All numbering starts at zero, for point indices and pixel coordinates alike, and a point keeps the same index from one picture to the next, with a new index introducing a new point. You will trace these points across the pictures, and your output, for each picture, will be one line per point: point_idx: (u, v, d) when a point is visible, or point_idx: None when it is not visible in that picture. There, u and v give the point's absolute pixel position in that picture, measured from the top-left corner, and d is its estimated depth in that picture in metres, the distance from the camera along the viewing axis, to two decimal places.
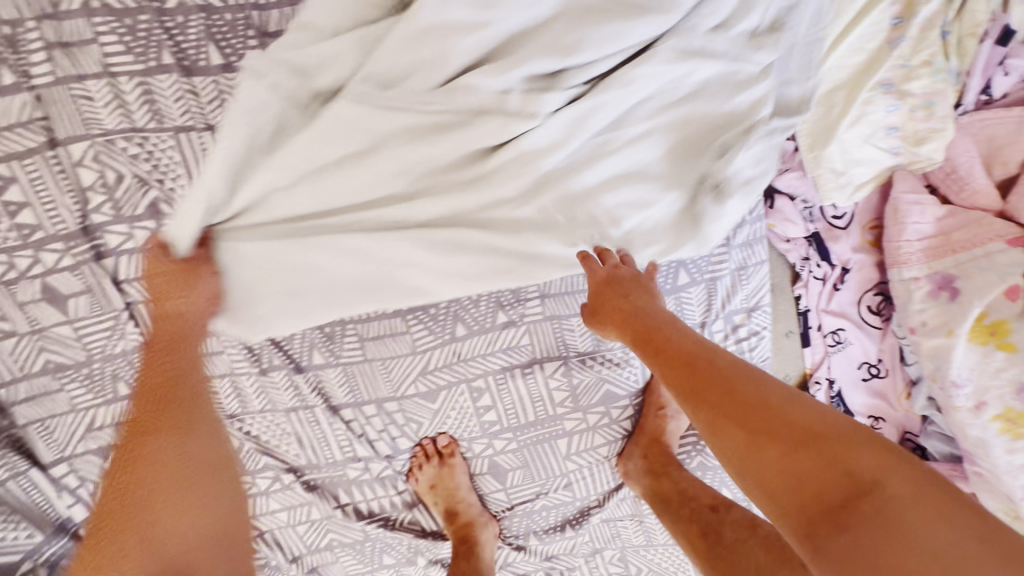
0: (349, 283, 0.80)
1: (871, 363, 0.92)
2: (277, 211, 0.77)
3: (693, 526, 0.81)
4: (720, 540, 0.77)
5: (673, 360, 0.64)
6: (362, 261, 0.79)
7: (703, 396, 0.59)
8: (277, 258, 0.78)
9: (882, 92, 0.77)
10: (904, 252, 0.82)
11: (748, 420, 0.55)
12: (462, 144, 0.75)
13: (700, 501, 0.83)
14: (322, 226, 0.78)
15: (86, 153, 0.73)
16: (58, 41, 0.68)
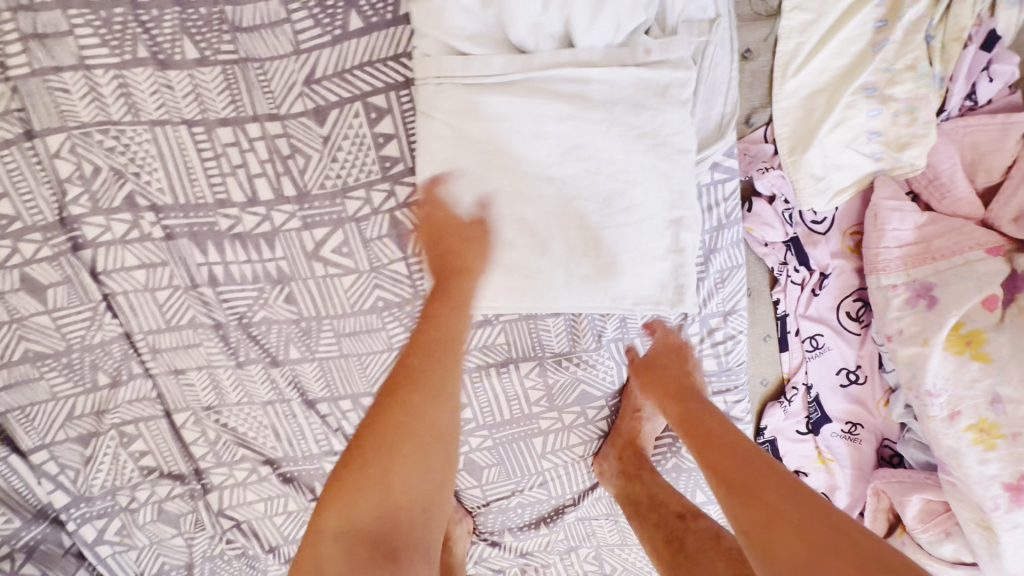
0: (520, 189, 0.72)
1: (849, 370, 0.92)
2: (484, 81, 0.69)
3: (658, 532, 0.82)
4: (683, 547, 0.78)
5: (730, 450, 0.67)
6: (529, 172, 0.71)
7: (759, 495, 0.61)
8: (472, 142, 0.71)
9: (865, 97, 0.76)
10: (883, 259, 0.81)
11: (799, 523, 0.57)
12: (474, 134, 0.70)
13: (669, 508, 0.84)
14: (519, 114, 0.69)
15: (63, 145, 0.73)
16: (33, 33, 0.69)
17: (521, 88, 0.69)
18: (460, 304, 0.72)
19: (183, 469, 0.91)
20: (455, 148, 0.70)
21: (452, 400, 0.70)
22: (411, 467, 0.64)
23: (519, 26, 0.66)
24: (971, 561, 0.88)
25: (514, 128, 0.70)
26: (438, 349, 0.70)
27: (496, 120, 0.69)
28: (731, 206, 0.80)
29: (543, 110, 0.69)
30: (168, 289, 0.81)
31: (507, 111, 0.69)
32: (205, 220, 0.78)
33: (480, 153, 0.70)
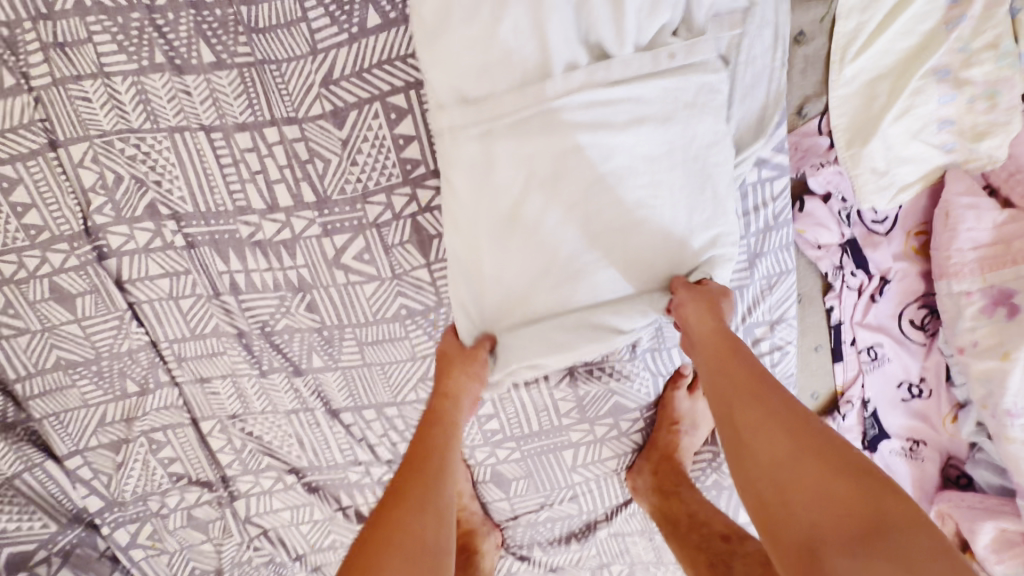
0: (555, 231, 0.65)
1: (912, 383, 0.84)
2: (498, 121, 0.62)
3: (700, 554, 0.76)
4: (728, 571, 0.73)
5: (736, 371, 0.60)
6: (565, 212, 0.65)
7: (761, 397, 0.57)
8: (500, 190, 0.64)
9: (935, 81, 0.68)
10: (954, 262, 0.72)
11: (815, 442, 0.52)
12: (498, 176, 0.64)
13: (711, 528, 0.78)
14: (541, 146, 0.63)
15: (85, 154, 0.73)
16: (53, 41, 0.68)
17: (541, 121, 0.62)
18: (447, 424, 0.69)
19: (211, 476, 0.91)
20: (479, 198, 0.65)
21: (442, 513, 0.61)
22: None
23: (545, 44, 0.60)
24: None
25: (540, 169, 0.64)
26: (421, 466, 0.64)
27: (523, 161, 0.63)
28: (780, 206, 0.72)
29: (568, 142, 0.62)
30: (191, 298, 0.80)
31: (529, 150, 0.63)
32: (226, 228, 0.76)
33: (505, 201, 0.65)
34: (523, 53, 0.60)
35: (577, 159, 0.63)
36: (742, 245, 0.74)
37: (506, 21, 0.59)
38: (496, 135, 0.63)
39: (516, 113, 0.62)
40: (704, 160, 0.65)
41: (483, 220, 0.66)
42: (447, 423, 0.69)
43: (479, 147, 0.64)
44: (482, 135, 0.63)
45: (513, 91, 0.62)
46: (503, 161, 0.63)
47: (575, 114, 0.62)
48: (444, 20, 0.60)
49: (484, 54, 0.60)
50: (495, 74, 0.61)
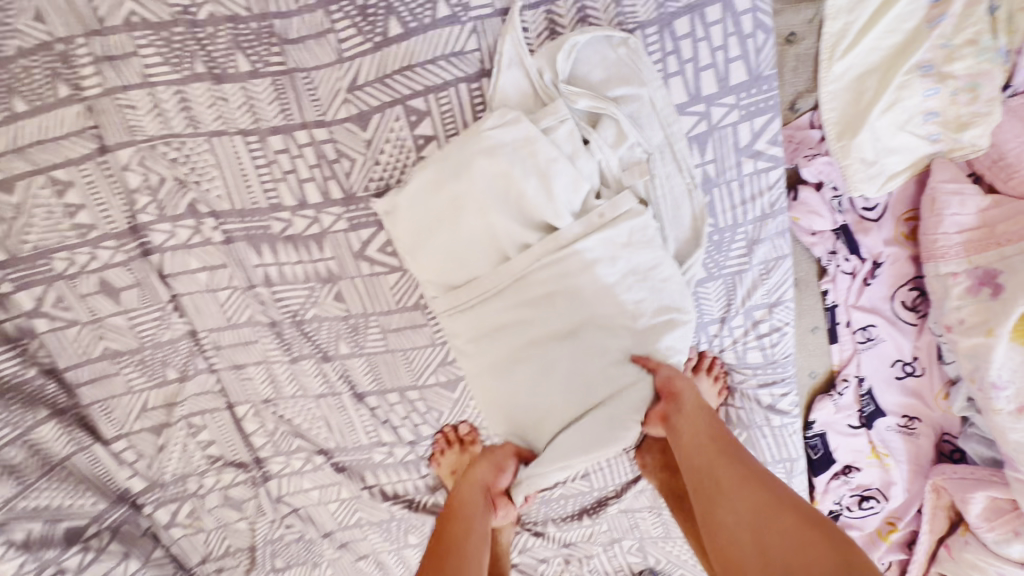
0: (558, 349, 0.76)
1: (906, 362, 0.88)
2: (475, 290, 0.77)
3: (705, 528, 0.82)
4: None
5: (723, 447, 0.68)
6: (557, 333, 0.76)
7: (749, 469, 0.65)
8: (498, 341, 0.78)
9: (920, 76, 0.72)
10: (941, 245, 0.77)
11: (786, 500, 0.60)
12: (491, 325, 0.79)
13: None
14: (512, 293, 0.76)
15: (131, 158, 0.79)
16: (103, 54, 0.74)
17: (508, 273, 0.75)
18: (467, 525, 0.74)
19: (245, 457, 0.97)
20: (483, 349, 0.79)
21: None
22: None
23: (491, 220, 0.73)
24: None
25: (525, 309, 0.77)
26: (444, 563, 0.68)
27: (510, 312, 0.77)
28: (775, 195, 0.77)
29: (537, 283, 0.75)
30: (228, 290, 0.86)
31: (509, 303, 0.77)
32: (260, 224, 0.82)
33: (501, 347, 0.79)
34: (484, 241, 0.75)
35: (553, 289, 0.75)
36: (741, 232, 0.79)
37: (462, 220, 0.74)
38: (478, 304, 0.78)
39: (489, 272, 0.76)
40: (644, 290, 0.75)
41: (493, 363, 0.79)
42: (464, 523, 0.74)
43: (468, 310, 0.79)
44: (468, 309, 0.78)
45: (479, 259, 0.76)
46: (489, 322, 0.78)
47: (534, 282, 0.75)
48: (418, 227, 0.76)
49: (452, 247, 0.76)
50: (463, 253, 0.76)
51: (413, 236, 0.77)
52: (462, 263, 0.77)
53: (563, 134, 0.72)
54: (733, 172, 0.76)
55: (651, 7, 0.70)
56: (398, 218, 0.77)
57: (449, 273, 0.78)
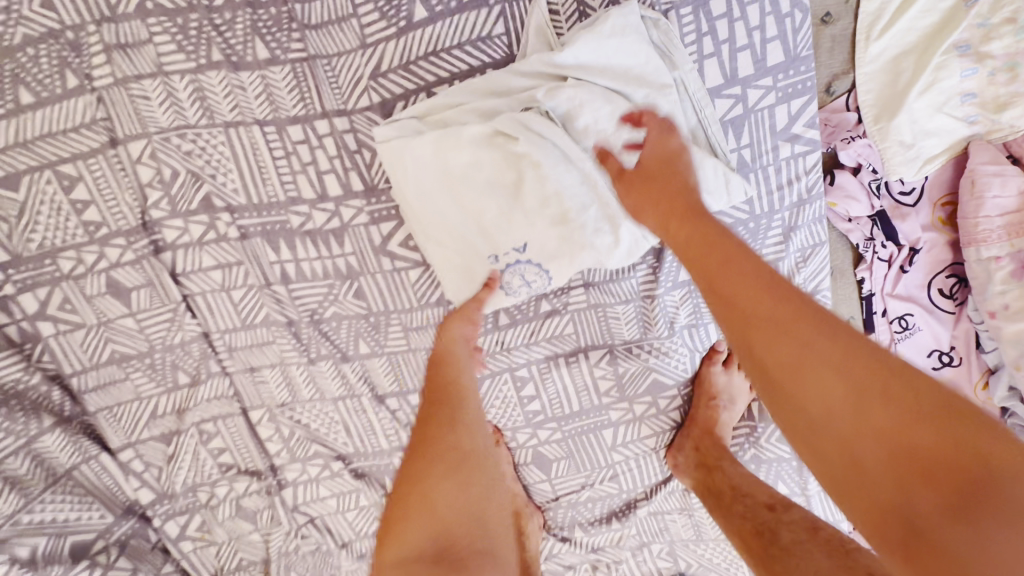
0: (543, 238, 0.72)
1: (943, 351, 0.86)
2: (464, 203, 0.73)
3: (746, 523, 0.73)
4: (775, 540, 0.67)
5: (748, 308, 0.53)
6: (552, 227, 0.72)
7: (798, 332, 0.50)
8: (488, 245, 0.74)
9: (957, 56, 0.71)
10: (982, 229, 0.75)
11: (879, 383, 0.46)
12: (491, 243, 0.74)
13: (754, 499, 0.76)
14: (504, 201, 0.72)
15: (143, 151, 0.76)
16: (116, 43, 0.71)
17: (501, 183, 0.71)
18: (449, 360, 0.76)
19: (260, 465, 0.93)
20: (473, 256, 0.76)
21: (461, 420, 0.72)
22: (451, 483, 0.68)
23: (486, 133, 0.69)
24: None
25: (513, 204, 0.72)
26: (446, 399, 0.74)
27: (503, 219, 0.73)
28: (813, 180, 0.75)
29: (528, 184, 0.70)
30: (243, 288, 0.82)
31: (501, 207, 0.72)
32: (277, 219, 0.79)
33: (490, 248, 0.74)
34: (478, 209, 0.73)
35: (545, 189, 0.70)
36: (777, 219, 0.77)
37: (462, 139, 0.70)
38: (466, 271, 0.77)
39: (485, 186, 0.72)
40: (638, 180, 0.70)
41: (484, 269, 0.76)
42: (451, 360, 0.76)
43: (467, 234, 0.75)
44: (465, 230, 0.74)
45: (474, 175, 0.71)
46: (478, 234, 0.74)
47: (524, 253, 0.74)
48: (413, 189, 0.73)
49: (448, 173, 0.71)
50: (458, 175, 0.71)
51: (414, 174, 0.72)
52: (457, 182, 0.72)
53: (574, 104, 0.68)
54: (770, 157, 0.74)
55: None
56: (394, 177, 0.73)
57: (441, 190, 0.73)
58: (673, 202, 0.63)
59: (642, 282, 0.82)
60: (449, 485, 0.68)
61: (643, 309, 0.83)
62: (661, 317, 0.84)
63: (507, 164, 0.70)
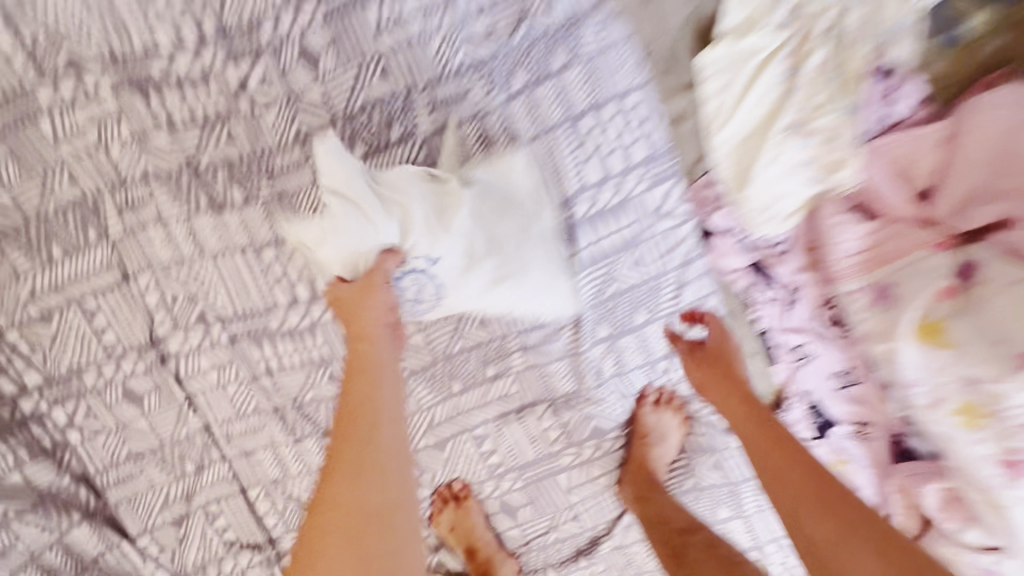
0: (453, 259, 0.82)
1: (842, 373, 0.97)
2: (385, 198, 0.78)
3: (665, 544, 0.94)
4: (683, 556, 0.92)
5: (795, 472, 0.80)
6: (460, 256, 0.82)
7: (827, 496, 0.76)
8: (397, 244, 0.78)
9: (790, 134, 0.88)
10: (839, 269, 0.91)
11: (878, 536, 0.71)
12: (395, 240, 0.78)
13: (674, 523, 0.96)
14: (426, 212, 0.79)
15: (149, 282, 0.94)
16: (125, 202, 0.91)
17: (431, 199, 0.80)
18: (373, 339, 0.79)
19: (260, 538, 1.05)
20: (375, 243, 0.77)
21: (367, 462, 0.72)
22: (344, 546, 0.67)
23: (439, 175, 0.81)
24: (997, 547, 0.87)
25: (435, 217, 0.80)
26: (350, 431, 0.74)
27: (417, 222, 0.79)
28: (691, 244, 0.92)
29: (456, 210, 0.80)
30: (235, 384, 0.98)
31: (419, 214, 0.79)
32: (260, 323, 0.96)
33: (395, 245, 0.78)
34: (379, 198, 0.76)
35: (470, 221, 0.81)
36: (668, 278, 0.93)
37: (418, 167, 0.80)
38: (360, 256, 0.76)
39: (419, 198, 0.79)
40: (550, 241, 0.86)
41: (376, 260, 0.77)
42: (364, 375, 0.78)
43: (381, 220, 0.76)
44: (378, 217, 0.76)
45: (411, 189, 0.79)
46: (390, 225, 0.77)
47: (433, 265, 0.81)
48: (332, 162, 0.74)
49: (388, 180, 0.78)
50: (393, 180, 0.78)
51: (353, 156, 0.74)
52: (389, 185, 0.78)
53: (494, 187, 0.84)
54: (652, 230, 0.90)
55: (560, 111, 0.86)
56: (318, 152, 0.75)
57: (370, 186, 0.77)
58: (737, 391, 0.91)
59: (568, 342, 0.95)
60: (340, 538, 0.68)
61: (573, 366, 0.97)
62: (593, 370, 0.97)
63: (441, 192, 0.81)
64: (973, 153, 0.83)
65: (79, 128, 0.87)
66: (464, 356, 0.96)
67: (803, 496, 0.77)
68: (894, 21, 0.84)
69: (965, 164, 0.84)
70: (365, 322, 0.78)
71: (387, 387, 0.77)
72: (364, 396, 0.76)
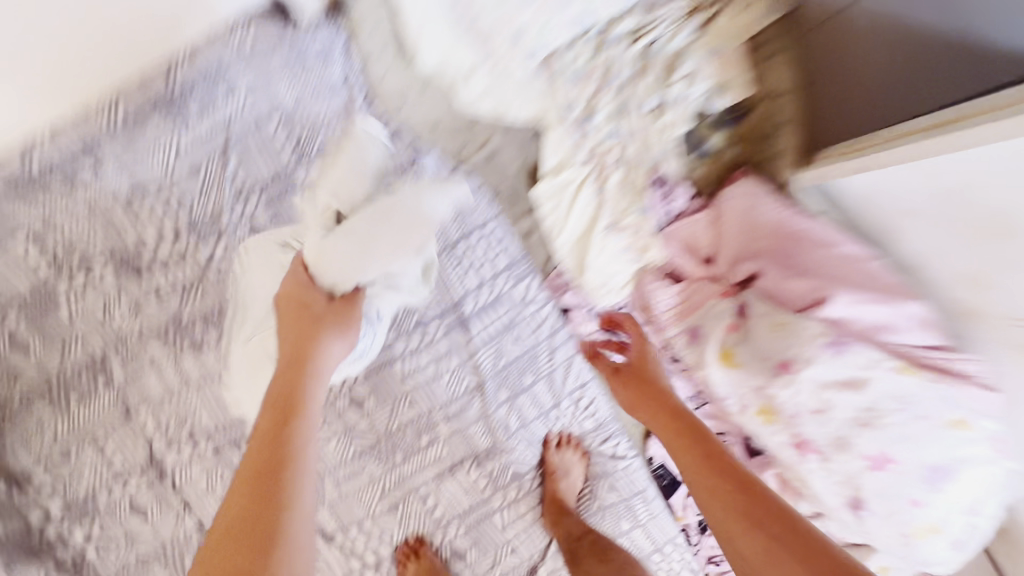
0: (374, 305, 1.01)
1: (692, 398, 1.28)
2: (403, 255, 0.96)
3: (567, 553, 1.20)
4: (576, 558, 1.18)
5: (728, 480, 0.85)
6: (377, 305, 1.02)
7: (754, 506, 0.82)
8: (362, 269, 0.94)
9: (609, 232, 1.23)
10: (664, 321, 1.25)
11: (800, 545, 0.76)
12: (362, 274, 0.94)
13: (574, 535, 1.21)
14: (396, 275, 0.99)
15: (147, 412, 1.21)
16: (124, 354, 1.19)
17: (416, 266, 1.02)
18: (316, 373, 0.88)
19: None
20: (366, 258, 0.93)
21: (269, 524, 0.72)
22: None
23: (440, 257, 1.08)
24: (822, 511, 1.14)
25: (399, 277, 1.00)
26: (263, 477, 0.75)
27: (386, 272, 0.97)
28: (553, 319, 1.27)
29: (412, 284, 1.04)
30: (222, 483, 1.23)
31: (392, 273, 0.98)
32: (238, 431, 1.23)
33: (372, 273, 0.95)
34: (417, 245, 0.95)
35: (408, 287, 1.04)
36: (543, 345, 1.26)
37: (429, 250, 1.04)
38: (363, 268, 0.93)
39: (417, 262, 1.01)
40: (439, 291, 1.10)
41: (349, 262, 0.92)
42: (282, 411, 0.82)
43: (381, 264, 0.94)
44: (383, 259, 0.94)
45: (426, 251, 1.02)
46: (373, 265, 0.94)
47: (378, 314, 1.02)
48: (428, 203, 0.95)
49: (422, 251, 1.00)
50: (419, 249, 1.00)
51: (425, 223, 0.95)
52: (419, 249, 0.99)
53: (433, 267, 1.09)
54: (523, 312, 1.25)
55: (441, 242, 1.22)
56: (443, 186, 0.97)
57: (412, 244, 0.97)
58: (664, 409, 1.00)
59: (479, 407, 1.24)
60: None
61: (487, 425, 1.25)
62: (503, 427, 1.26)
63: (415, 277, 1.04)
64: (730, 230, 1.17)
65: (88, 304, 1.16)
66: (402, 431, 1.23)
67: (734, 509, 0.83)
68: (660, 147, 1.20)
69: (726, 236, 1.18)
70: (302, 353, 0.89)
71: (307, 426, 0.81)
72: (286, 445, 0.78)
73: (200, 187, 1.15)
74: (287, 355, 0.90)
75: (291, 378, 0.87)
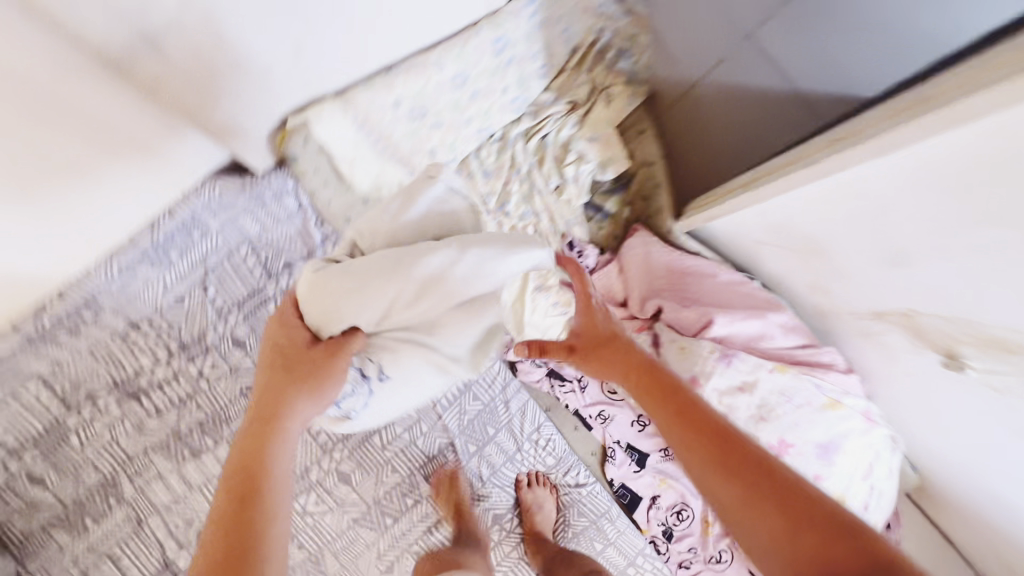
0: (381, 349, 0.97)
1: (636, 420, 1.41)
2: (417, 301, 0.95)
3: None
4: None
5: (709, 438, 0.85)
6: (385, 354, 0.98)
7: (743, 468, 0.81)
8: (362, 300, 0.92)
9: (538, 292, 1.46)
10: None
11: (793, 504, 0.76)
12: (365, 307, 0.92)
13: (552, 558, 1.36)
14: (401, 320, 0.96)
15: (157, 521, 1.35)
16: (130, 472, 1.34)
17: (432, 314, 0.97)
18: (285, 432, 0.84)
19: None
20: (368, 291, 0.92)
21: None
22: None
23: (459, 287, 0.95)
24: None
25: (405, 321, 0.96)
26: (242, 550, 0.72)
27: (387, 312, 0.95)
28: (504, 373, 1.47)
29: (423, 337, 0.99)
30: None
31: (403, 317, 0.95)
32: None
33: (373, 305, 0.93)
34: (440, 309, 0.96)
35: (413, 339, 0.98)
36: (499, 398, 1.46)
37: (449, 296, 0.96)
38: (360, 312, 0.92)
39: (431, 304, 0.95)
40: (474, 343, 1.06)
41: (360, 291, 0.91)
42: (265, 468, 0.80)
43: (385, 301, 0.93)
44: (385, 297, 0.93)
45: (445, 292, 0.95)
46: (367, 304, 0.92)
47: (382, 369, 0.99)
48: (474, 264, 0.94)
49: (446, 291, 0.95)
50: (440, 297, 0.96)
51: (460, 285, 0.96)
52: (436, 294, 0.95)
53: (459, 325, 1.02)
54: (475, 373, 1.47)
55: None
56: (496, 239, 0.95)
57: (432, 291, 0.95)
58: (644, 372, 0.96)
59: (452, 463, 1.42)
60: None
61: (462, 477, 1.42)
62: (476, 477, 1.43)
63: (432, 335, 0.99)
64: (634, 274, 1.39)
65: (96, 433, 1.32)
66: (388, 496, 1.39)
67: (727, 471, 0.81)
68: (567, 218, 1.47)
69: (633, 280, 1.40)
70: (282, 404, 0.85)
71: (284, 485, 0.81)
72: (258, 520, 0.75)
73: (185, 314, 1.36)
74: (266, 404, 0.85)
75: (272, 428, 0.83)
